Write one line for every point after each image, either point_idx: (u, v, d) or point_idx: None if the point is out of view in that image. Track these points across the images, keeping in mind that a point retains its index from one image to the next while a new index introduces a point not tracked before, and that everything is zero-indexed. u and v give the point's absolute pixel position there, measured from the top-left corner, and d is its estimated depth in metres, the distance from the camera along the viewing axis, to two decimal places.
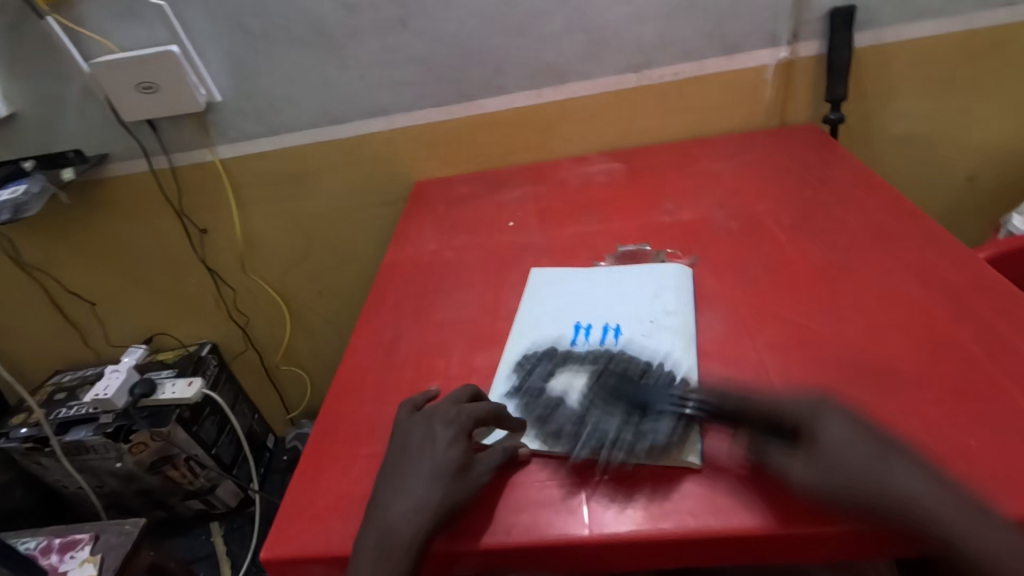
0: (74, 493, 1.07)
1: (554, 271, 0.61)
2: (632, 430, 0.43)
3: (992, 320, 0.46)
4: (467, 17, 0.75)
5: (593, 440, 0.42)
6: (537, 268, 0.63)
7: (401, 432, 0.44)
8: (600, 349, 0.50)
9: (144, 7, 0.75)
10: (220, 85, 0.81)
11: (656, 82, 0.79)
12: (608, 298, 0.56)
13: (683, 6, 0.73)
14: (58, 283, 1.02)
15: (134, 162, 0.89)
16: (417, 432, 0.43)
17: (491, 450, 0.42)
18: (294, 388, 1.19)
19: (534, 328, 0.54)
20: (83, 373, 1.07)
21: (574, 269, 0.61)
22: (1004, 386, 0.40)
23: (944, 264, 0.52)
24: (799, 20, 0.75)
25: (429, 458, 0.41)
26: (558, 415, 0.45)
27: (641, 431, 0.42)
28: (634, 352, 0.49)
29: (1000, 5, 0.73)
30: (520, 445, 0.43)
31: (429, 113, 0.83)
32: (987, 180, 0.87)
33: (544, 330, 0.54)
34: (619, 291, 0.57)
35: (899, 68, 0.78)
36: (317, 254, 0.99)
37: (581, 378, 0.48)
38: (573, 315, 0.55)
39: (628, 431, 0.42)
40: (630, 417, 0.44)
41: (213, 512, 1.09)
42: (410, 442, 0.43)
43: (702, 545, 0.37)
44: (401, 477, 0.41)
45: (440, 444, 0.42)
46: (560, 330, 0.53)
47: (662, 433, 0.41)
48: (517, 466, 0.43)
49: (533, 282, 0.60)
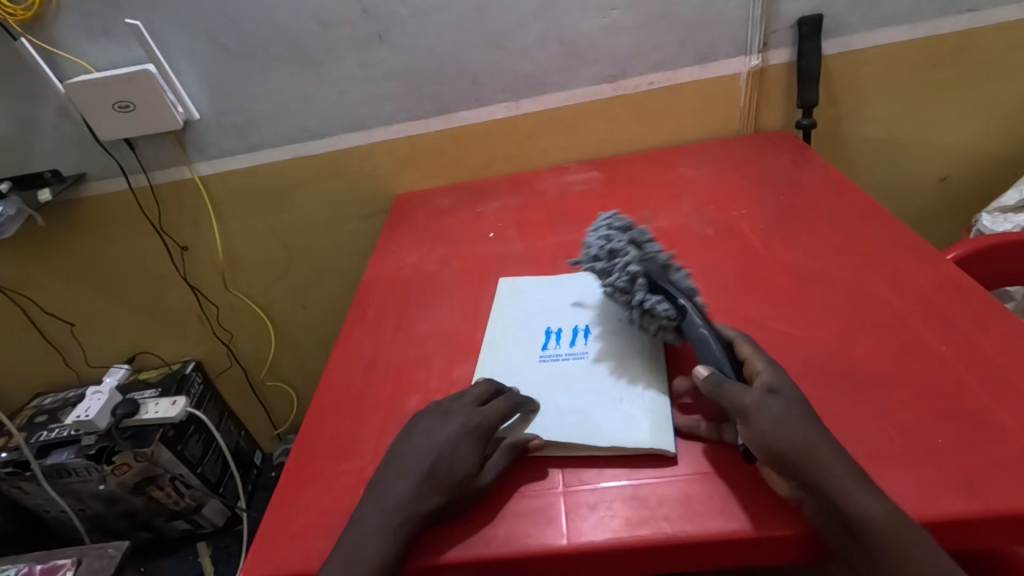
0: (57, 517, 1.06)
1: (523, 279, 0.62)
2: (604, 424, 0.43)
3: (958, 320, 0.47)
4: (443, 31, 0.76)
5: (621, 291, 0.48)
6: (506, 278, 0.63)
7: (413, 428, 0.45)
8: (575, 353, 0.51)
9: (119, 27, 0.75)
10: (198, 103, 0.81)
11: (631, 92, 0.80)
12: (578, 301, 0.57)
13: (655, 17, 0.75)
14: (37, 304, 1.01)
15: (113, 180, 0.88)
16: (433, 426, 0.44)
17: (500, 452, 0.42)
18: (281, 405, 1.18)
19: (507, 335, 0.55)
20: (64, 395, 1.06)
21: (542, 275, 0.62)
22: (970, 384, 0.41)
23: (912, 266, 0.53)
24: (768, 29, 0.76)
25: (435, 458, 0.42)
26: (610, 264, 0.49)
27: (642, 299, 0.47)
28: (604, 354, 0.50)
29: (961, 11, 0.75)
30: (532, 437, 0.43)
31: (408, 127, 0.83)
32: (957, 181, 0.89)
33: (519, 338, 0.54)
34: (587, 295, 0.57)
35: (867, 74, 0.80)
36: (300, 268, 0.98)
37: (556, 381, 0.49)
38: (543, 321, 0.55)
39: (636, 298, 0.47)
40: (603, 412, 0.44)
41: (200, 531, 1.08)
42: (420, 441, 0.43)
43: (679, 551, 0.37)
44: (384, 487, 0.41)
45: (449, 442, 0.42)
46: (535, 338, 0.54)
47: (659, 311, 0.46)
48: (537, 479, 0.42)
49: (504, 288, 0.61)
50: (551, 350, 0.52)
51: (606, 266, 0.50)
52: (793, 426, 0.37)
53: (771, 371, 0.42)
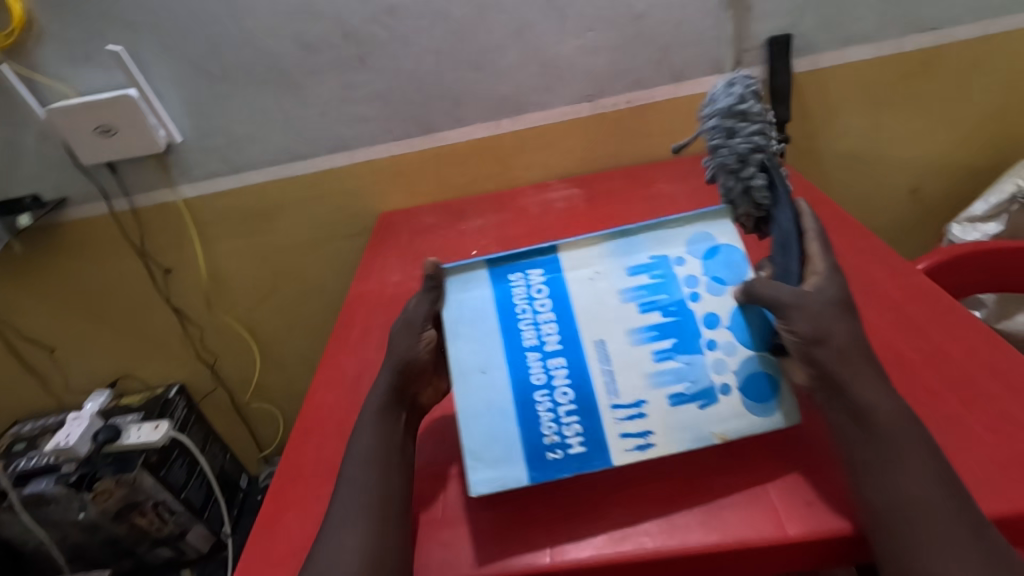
0: (35, 548, 1.03)
1: (780, 374, 0.42)
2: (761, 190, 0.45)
3: (928, 328, 0.48)
4: (424, 54, 0.77)
5: (736, 156, 0.45)
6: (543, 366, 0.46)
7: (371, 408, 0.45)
8: (545, 298, 0.48)
9: (100, 52, 0.75)
10: (181, 126, 0.82)
11: (609, 110, 0.82)
12: (715, 308, 0.45)
13: (631, 37, 0.77)
14: (16, 330, 1.00)
15: (94, 204, 0.88)
16: (495, 447, 0.42)
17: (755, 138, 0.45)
18: (267, 426, 1.16)
19: (670, 426, 0.41)
20: (43, 422, 1.04)
21: (757, 352, 0.43)
22: (938, 391, 0.43)
23: (883, 275, 0.54)
24: (740, 48, 0.78)
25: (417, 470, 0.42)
26: (745, 166, 0.45)
27: (751, 176, 0.45)
28: (737, 164, 0.45)
29: (925, 30, 0.78)
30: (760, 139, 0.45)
31: (390, 146, 0.84)
32: (927, 193, 0.92)
33: (620, 385, 0.43)
34: (721, 313, 0.45)
35: (837, 92, 0.82)
36: (284, 289, 0.98)
37: (569, 343, 0.45)
38: (676, 366, 0.43)
39: (750, 160, 0.45)
40: (754, 182, 0.45)
41: (184, 559, 1.06)
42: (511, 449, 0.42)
43: (660, 566, 0.38)
44: (339, 505, 0.41)
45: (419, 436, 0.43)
46: (626, 362, 0.44)
47: (717, 98, 0.46)
48: (518, 488, 0.43)
49: (774, 402, 0.42)
50: (560, 339, 0.46)
51: (729, 138, 0.45)
52: (823, 314, 0.40)
53: (824, 276, 0.42)
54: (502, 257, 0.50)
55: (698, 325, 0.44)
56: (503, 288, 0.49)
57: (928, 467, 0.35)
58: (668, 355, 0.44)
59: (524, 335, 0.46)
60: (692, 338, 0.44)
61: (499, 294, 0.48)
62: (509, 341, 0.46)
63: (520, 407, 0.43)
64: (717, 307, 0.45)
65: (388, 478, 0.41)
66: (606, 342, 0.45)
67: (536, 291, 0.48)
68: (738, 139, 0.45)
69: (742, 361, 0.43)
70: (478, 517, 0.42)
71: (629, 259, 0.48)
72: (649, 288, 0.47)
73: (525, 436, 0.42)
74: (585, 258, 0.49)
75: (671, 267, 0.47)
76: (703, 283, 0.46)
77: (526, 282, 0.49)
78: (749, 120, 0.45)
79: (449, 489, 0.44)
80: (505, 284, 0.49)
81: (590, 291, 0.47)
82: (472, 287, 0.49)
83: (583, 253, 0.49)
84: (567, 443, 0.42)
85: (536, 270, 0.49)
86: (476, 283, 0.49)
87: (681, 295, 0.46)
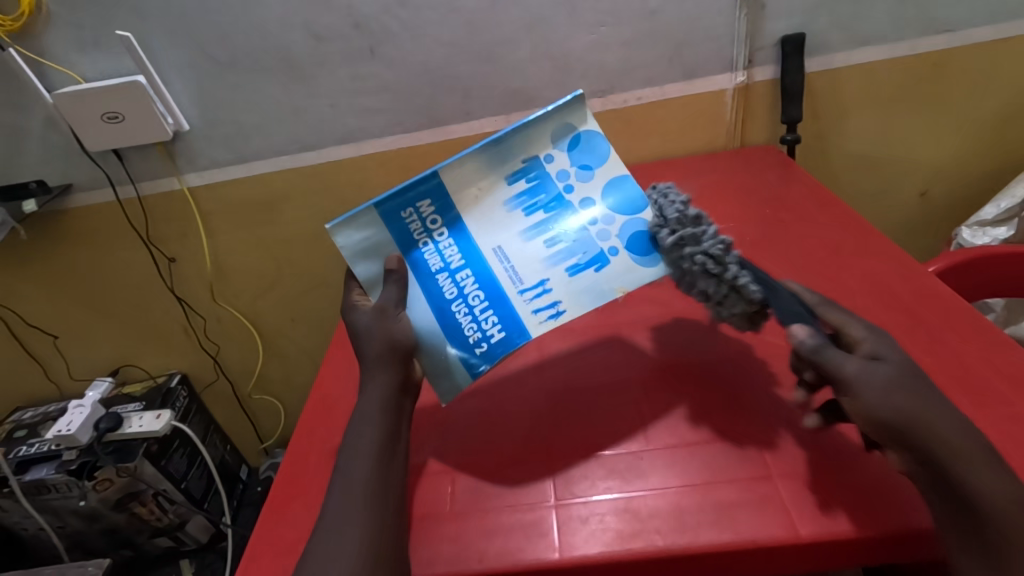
0: (35, 535, 1.03)
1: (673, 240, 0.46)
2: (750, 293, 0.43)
3: (941, 330, 0.48)
4: (434, 47, 0.77)
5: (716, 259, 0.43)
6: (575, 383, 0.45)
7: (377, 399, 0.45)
8: (438, 225, 0.48)
9: (108, 38, 0.75)
10: (188, 114, 0.81)
11: (620, 106, 0.82)
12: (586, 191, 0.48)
13: (644, 33, 0.76)
14: (18, 316, 0.99)
15: (99, 192, 0.87)
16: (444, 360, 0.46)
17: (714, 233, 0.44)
18: (268, 418, 1.16)
19: (575, 294, 0.46)
20: (44, 409, 1.04)
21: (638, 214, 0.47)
22: (951, 393, 0.43)
23: (895, 276, 0.54)
24: (753, 47, 0.78)
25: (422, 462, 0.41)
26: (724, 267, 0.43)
27: (734, 275, 0.42)
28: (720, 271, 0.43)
29: (939, 31, 0.77)
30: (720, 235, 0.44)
31: (399, 138, 0.84)
32: (936, 196, 0.91)
33: (524, 275, 0.47)
34: (594, 196, 0.48)
35: (848, 93, 0.82)
36: (288, 280, 0.98)
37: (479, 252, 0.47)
38: (577, 261, 0.46)
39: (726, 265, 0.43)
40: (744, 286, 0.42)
41: (183, 549, 1.06)
42: (446, 360, 0.46)
43: (670, 565, 0.37)
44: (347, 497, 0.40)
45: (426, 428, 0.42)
46: (528, 257, 0.47)
47: (666, 213, 0.45)
48: (527, 483, 0.43)
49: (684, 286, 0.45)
50: (462, 255, 0.47)
51: (693, 241, 0.43)
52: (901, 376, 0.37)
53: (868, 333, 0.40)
54: (388, 198, 0.47)
55: (576, 211, 0.48)
56: (395, 220, 0.47)
57: (943, 470, 0.34)
58: (564, 247, 0.47)
59: (432, 260, 0.47)
60: (587, 236, 0.47)
61: (405, 242, 0.48)
62: (417, 264, 0.48)
63: (446, 312, 0.46)
64: (586, 189, 0.48)
65: (395, 472, 0.41)
66: (504, 248, 0.47)
67: (426, 216, 0.48)
68: (701, 239, 0.43)
69: (621, 227, 0.47)
70: (485, 512, 0.42)
71: (504, 172, 0.48)
72: (527, 193, 0.48)
73: (450, 337, 0.46)
74: (463, 180, 0.48)
75: (542, 166, 0.48)
76: (572, 173, 0.48)
77: (419, 215, 0.48)
78: (701, 224, 0.44)
79: (456, 483, 0.44)
80: (398, 218, 0.47)
81: (480, 207, 0.48)
82: (375, 224, 0.47)
83: (458, 173, 0.48)
84: (490, 335, 0.45)
85: (427, 200, 0.48)
86: (366, 223, 0.47)
87: (557, 190, 0.48)
